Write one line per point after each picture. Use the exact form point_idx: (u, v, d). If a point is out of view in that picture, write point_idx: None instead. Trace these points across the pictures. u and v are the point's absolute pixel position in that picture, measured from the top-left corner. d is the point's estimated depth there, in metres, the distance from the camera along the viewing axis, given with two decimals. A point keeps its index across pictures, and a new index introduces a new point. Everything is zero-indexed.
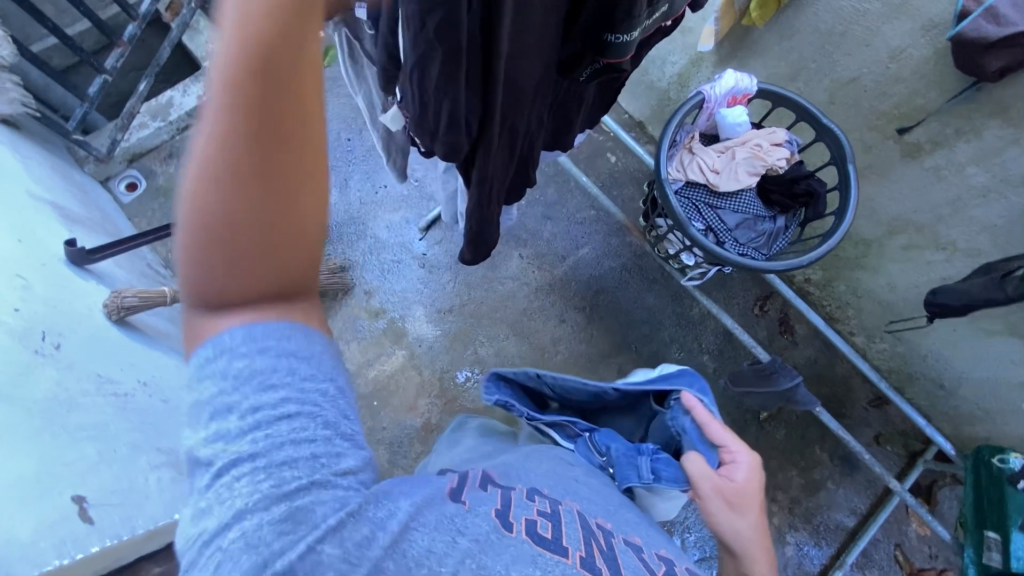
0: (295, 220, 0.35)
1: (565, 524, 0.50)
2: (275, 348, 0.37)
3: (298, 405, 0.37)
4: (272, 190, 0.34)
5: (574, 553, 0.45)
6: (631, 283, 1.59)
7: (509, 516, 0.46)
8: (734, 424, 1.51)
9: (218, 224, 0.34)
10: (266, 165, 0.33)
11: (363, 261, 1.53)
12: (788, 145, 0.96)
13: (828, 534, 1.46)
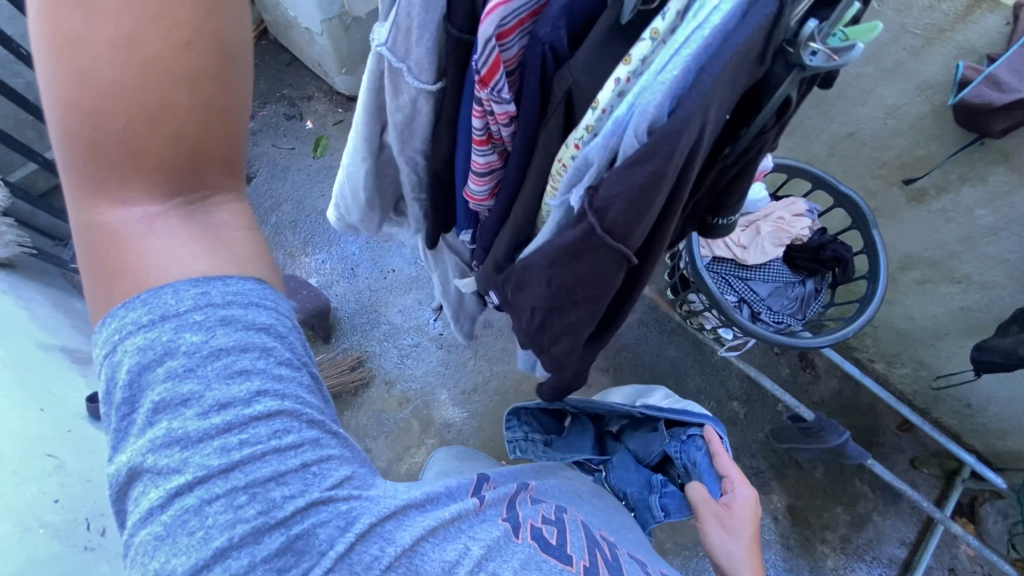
0: (192, 144, 0.36)
1: (568, 529, 0.60)
2: (239, 323, 0.38)
3: (273, 399, 0.38)
4: (175, 139, 0.35)
5: (578, 559, 0.54)
6: (650, 338, 1.58)
7: (521, 527, 0.55)
8: (773, 468, 1.50)
9: (90, 95, 0.33)
10: (158, 112, 0.34)
11: (380, 350, 1.49)
12: (810, 214, 0.99)
13: (883, 569, 1.45)
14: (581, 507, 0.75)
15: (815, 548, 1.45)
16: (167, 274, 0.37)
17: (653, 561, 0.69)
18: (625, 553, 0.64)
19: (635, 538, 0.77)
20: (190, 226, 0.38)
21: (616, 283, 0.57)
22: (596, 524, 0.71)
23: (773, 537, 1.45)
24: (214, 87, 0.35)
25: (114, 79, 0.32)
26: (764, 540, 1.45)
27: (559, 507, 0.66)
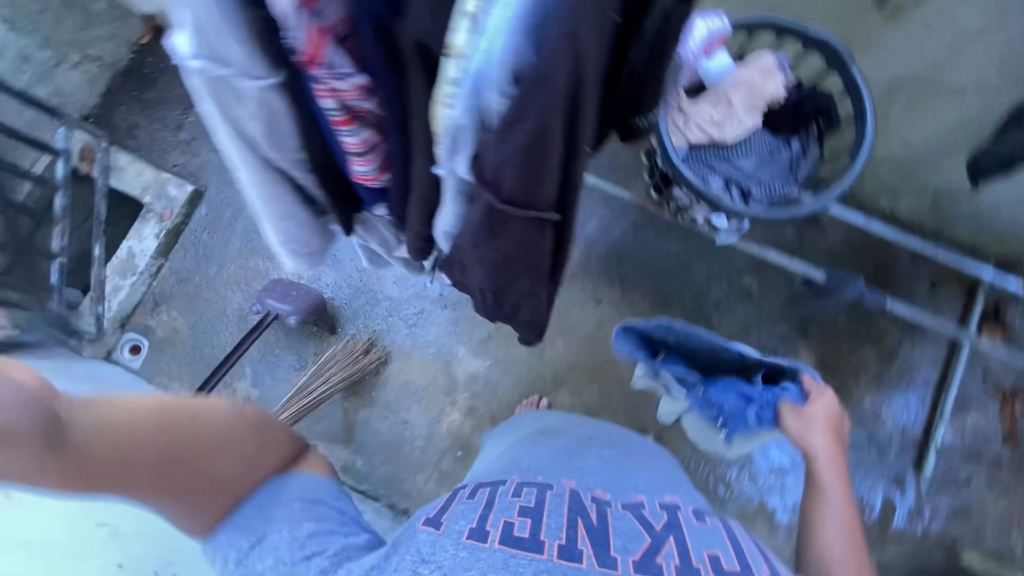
0: (194, 484, 0.68)
1: (548, 509, 0.68)
2: (246, 529, 0.72)
3: (279, 550, 0.70)
4: (185, 484, 0.67)
5: (553, 542, 0.62)
6: (649, 240, 1.54)
7: (485, 524, 0.66)
8: (796, 331, 1.52)
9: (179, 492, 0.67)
10: (173, 484, 0.66)
11: (387, 325, 1.48)
12: (782, 69, 0.88)
13: (919, 393, 1.49)
14: (584, 461, 0.82)
15: (849, 393, 1.50)
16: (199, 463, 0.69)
17: (641, 495, 0.76)
18: (616, 508, 0.71)
19: (640, 476, 0.81)
20: (222, 500, 0.72)
21: (545, 247, 0.62)
22: (593, 480, 0.77)
23: None
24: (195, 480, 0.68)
25: (168, 495, 0.66)
26: None
27: (539, 483, 0.74)
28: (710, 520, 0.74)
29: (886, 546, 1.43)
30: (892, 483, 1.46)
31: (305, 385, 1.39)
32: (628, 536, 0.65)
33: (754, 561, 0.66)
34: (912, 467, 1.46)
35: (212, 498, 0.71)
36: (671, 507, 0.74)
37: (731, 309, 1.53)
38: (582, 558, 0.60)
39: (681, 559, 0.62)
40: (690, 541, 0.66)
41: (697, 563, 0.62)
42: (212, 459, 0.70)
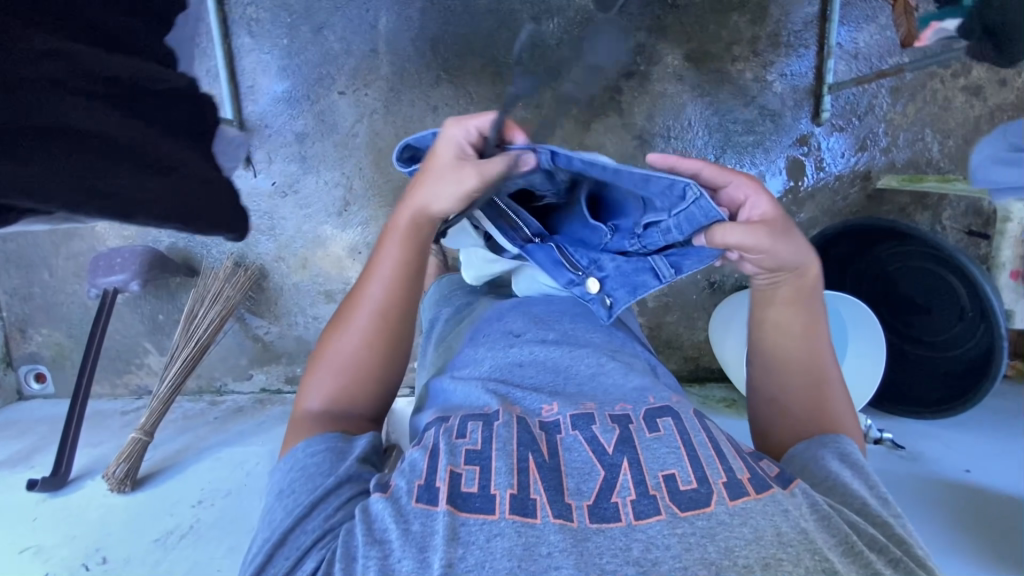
0: (376, 356, 0.72)
1: (497, 448, 0.57)
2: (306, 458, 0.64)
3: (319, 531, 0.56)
4: (383, 343, 0.72)
5: (504, 494, 0.53)
6: (453, 7, 1.27)
7: (435, 476, 0.56)
8: (652, 33, 1.31)
9: (357, 350, 0.72)
10: (383, 334, 0.72)
11: (245, 241, 1.37)
12: None
13: (803, 38, 1.33)
14: (519, 376, 0.69)
15: (730, 74, 1.34)
16: (371, 359, 0.72)
17: (589, 403, 0.63)
18: (567, 435, 0.59)
19: (584, 370, 0.68)
20: (357, 387, 0.72)
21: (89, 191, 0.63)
22: (536, 397, 0.65)
23: (686, 97, 1.35)
24: (395, 339, 0.73)
25: (360, 347, 0.72)
26: (681, 105, 1.36)
27: (481, 414, 0.62)
28: (661, 420, 0.60)
29: (805, 208, 1.42)
30: (797, 145, 1.39)
31: (190, 313, 1.29)
32: (583, 474, 0.55)
33: (707, 461, 0.55)
34: (810, 120, 1.38)
35: (374, 353, 0.72)
36: (622, 418, 0.60)
37: (576, 43, 1.31)
38: (537, 513, 0.51)
39: (637, 491, 0.53)
40: (645, 460, 0.56)
41: (653, 489, 0.53)
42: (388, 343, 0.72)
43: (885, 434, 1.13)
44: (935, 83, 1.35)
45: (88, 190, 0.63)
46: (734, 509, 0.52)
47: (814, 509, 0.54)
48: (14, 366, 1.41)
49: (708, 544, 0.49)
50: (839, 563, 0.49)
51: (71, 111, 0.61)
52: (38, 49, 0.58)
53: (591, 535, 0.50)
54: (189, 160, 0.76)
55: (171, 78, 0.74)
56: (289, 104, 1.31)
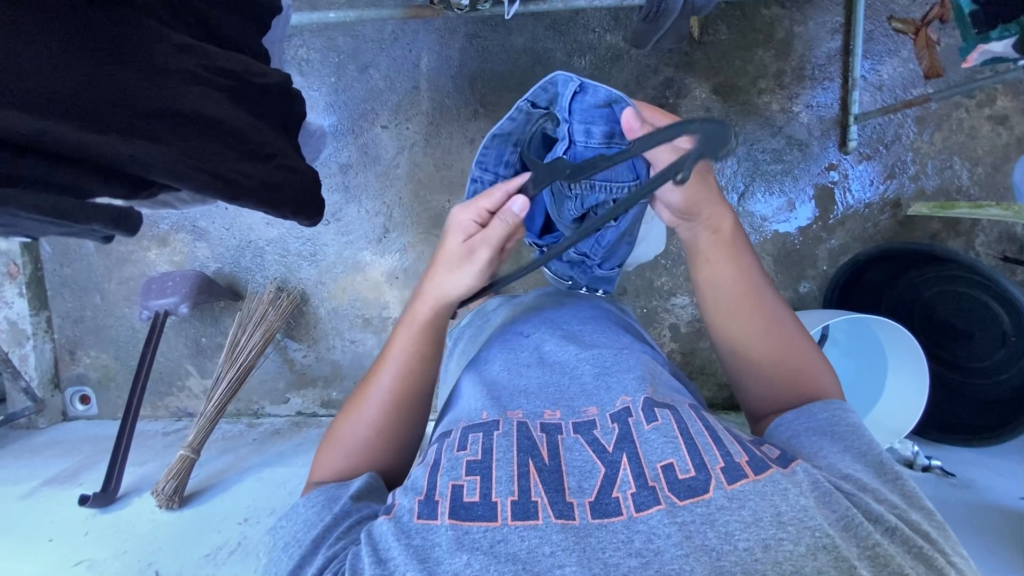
0: (390, 430, 0.74)
1: (497, 458, 0.60)
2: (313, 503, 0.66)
3: (329, 554, 0.59)
4: (395, 420, 0.74)
5: (505, 502, 0.56)
6: (491, 47, 1.35)
7: (436, 491, 0.58)
8: (680, 68, 1.37)
9: (370, 427, 0.73)
10: (397, 412, 0.74)
11: (288, 267, 1.42)
12: None
13: (827, 71, 1.38)
14: (522, 376, 0.72)
15: (756, 105, 1.39)
16: (378, 432, 0.73)
17: (592, 409, 0.65)
18: (568, 436, 0.62)
19: (588, 371, 0.69)
20: (369, 460, 0.73)
21: (211, 169, 0.69)
22: (538, 401, 0.67)
23: None
24: (408, 416, 0.75)
25: (371, 421, 0.73)
26: None
27: (481, 424, 0.65)
28: (658, 410, 0.61)
29: (835, 234, 1.44)
30: (824, 173, 1.42)
31: (234, 338, 1.33)
32: (584, 473, 0.58)
33: (704, 449, 0.57)
34: (837, 149, 1.41)
35: (388, 425, 0.74)
36: (622, 415, 0.62)
37: (608, 79, 1.37)
38: (538, 514, 0.54)
39: (637, 484, 0.55)
40: (643, 453, 0.58)
41: (651, 481, 0.55)
42: (405, 413, 0.75)
43: (935, 461, 1.13)
44: (961, 112, 1.38)
45: (212, 175, 0.69)
46: (733, 492, 0.53)
47: (816, 487, 0.54)
48: (61, 387, 1.45)
49: (707, 530, 0.51)
50: (839, 541, 0.50)
51: (182, 95, 0.66)
52: (173, 46, 0.66)
53: (593, 531, 0.53)
54: (284, 150, 0.80)
55: (268, 73, 0.77)
56: (335, 138, 1.38)
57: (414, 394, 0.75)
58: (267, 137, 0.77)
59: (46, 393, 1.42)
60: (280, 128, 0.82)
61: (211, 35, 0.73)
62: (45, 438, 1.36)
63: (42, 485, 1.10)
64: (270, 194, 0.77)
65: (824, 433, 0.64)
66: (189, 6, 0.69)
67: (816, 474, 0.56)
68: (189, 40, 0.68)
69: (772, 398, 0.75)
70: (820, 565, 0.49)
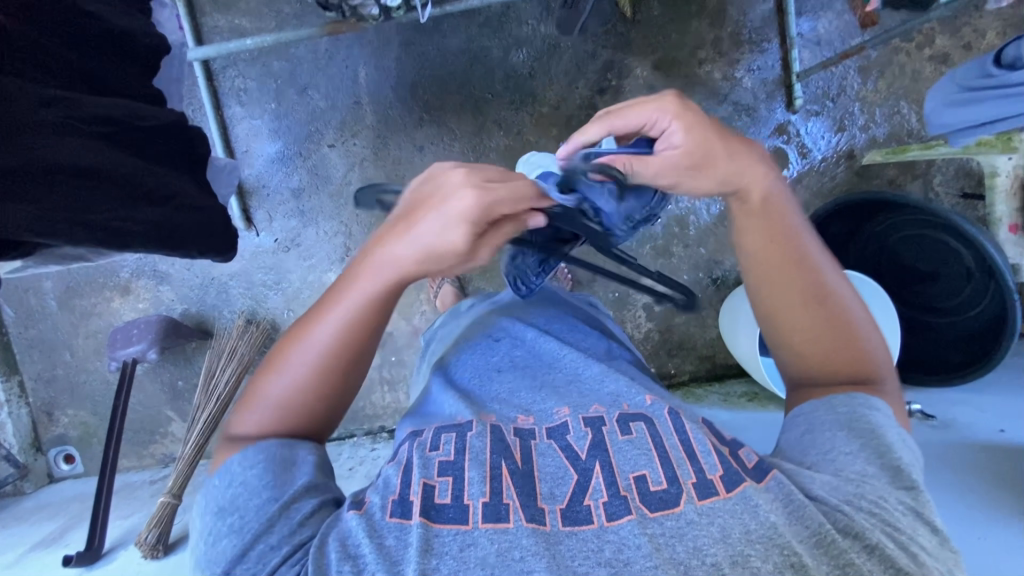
0: (322, 386, 0.62)
1: (470, 458, 0.56)
2: (248, 461, 0.57)
3: (294, 543, 0.53)
4: (329, 374, 0.62)
5: (477, 504, 0.52)
6: (427, 52, 1.34)
7: (409, 490, 0.54)
8: (618, 48, 1.37)
9: (298, 379, 0.61)
10: (330, 366, 0.62)
11: (255, 299, 1.41)
12: None
13: (764, 33, 1.38)
14: (493, 381, 0.68)
15: (699, 76, 1.39)
16: (306, 386, 0.61)
17: (563, 408, 0.61)
18: (542, 440, 0.58)
19: (561, 377, 0.67)
20: (294, 415, 0.61)
21: (99, 218, 0.68)
22: (511, 406, 0.64)
23: None
24: (345, 371, 0.63)
25: (299, 372, 0.61)
26: None
27: (456, 423, 0.60)
28: (634, 423, 0.58)
29: (795, 193, 1.44)
30: (776, 134, 1.42)
31: (209, 376, 1.32)
32: (556, 479, 0.54)
33: (678, 461, 0.54)
34: (784, 108, 1.41)
35: (318, 390, 0.62)
36: (595, 421, 0.59)
37: (547, 69, 1.36)
38: (510, 517, 0.50)
39: (609, 493, 0.52)
40: (617, 463, 0.54)
41: (624, 490, 0.52)
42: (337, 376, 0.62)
43: (913, 406, 1.12)
44: (901, 56, 1.38)
45: (96, 229, 0.68)
46: (703, 508, 0.50)
47: (788, 501, 0.51)
48: (43, 450, 1.44)
49: (676, 544, 0.48)
50: (808, 559, 0.47)
51: (49, 142, 0.64)
52: (37, 97, 0.64)
53: (563, 538, 0.49)
54: (182, 189, 0.80)
55: (156, 113, 0.77)
56: (283, 163, 1.37)
57: (355, 349, 0.63)
58: (163, 176, 0.77)
59: (29, 457, 1.41)
60: (180, 169, 0.82)
61: (88, 78, 0.71)
62: (32, 502, 1.35)
63: (29, 550, 1.09)
64: (178, 237, 0.79)
65: (842, 426, 0.60)
66: (54, 55, 0.67)
67: (788, 485, 0.53)
68: (57, 91, 0.66)
69: (808, 372, 0.68)
70: None
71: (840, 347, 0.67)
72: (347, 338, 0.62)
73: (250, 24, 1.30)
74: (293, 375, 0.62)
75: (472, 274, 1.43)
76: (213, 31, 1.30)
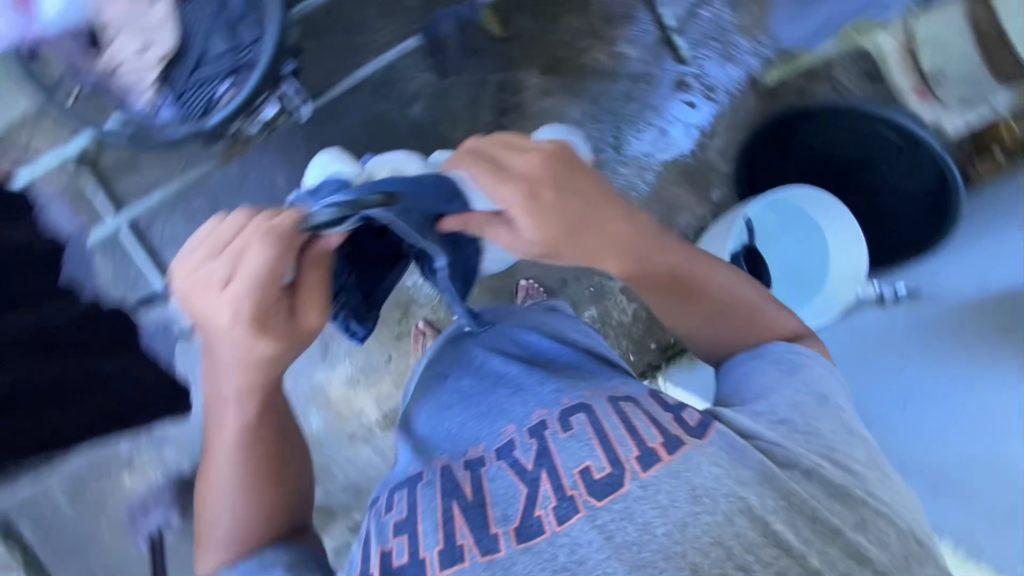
0: (247, 484, 0.73)
1: (421, 510, 0.56)
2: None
3: None
4: (251, 475, 0.74)
5: (433, 554, 0.52)
6: (332, 137, 1.37)
7: (369, 565, 0.56)
8: (505, 69, 1.41)
9: (226, 495, 0.73)
10: (251, 465, 0.74)
11: None
12: None
13: (631, 4, 1.43)
14: (445, 420, 0.68)
15: (587, 64, 1.44)
16: (233, 495, 0.73)
17: (509, 427, 0.60)
18: (490, 465, 0.56)
19: (504, 394, 0.66)
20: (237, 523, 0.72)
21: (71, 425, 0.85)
22: (461, 442, 0.63)
23: (561, 103, 1.44)
24: (263, 461, 0.74)
25: (226, 487, 0.73)
26: (560, 110, 1.44)
27: (407, 480, 0.62)
28: (574, 416, 0.56)
29: (717, 135, 1.47)
30: (678, 89, 1.46)
31: None
32: (507, 499, 0.53)
33: (618, 441, 0.52)
34: (676, 63, 1.45)
35: (247, 500, 0.73)
36: (538, 429, 0.57)
37: (447, 112, 1.40)
38: (464, 557, 0.50)
39: (557, 497, 0.50)
40: (561, 463, 0.52)
41: (570, 489, 0.50)
42: (259, 475, 0.74)
43: (901, 290, 1.14)
44: None
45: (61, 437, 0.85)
46: (647, 479, 0.49)
47: (731, 447, 0.52)
48: None
49: (627, 526, 0.47)
50: (756, 500, 0.48)
51: None
52: None
53: (518, 557, 0.49)
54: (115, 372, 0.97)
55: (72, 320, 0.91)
56: None
57: (263, 440, 0.74)
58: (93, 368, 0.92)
59: None
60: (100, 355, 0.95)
61: None
62: None
63: None
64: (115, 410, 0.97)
65: (784, 370, 0.66)
66: None
67: (731, 433, 0.53)
68: None
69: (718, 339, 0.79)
70: (739, 529, 0.46)
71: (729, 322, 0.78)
72: (249, 444, 0.73)
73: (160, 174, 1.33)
74: (221, 497, 0.73)
75: (451, 323, 1.43)
76: (129, 196, 1.32)
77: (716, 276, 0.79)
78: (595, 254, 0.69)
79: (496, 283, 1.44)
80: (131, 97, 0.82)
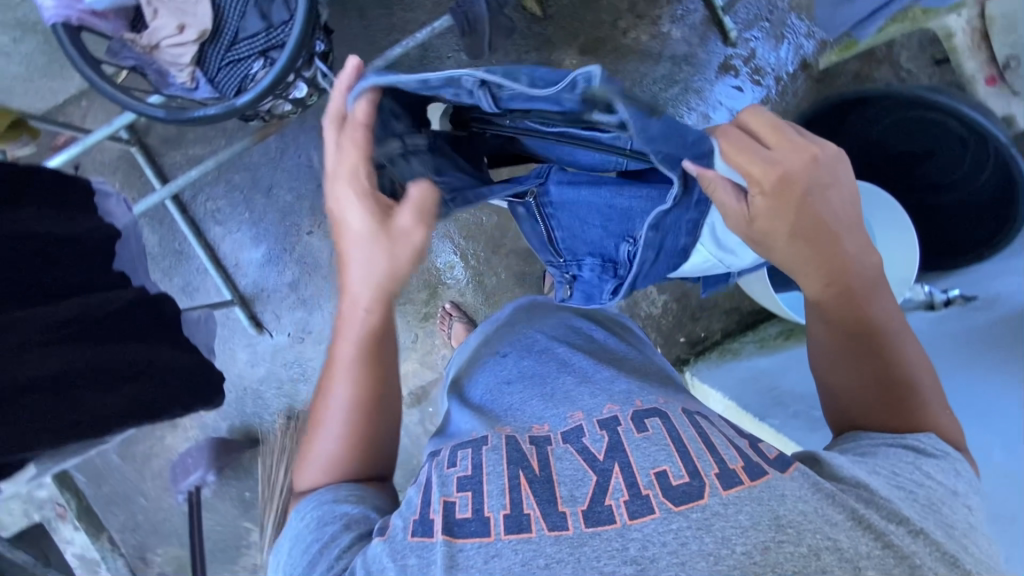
0: (354, 421, 0.68)
1: (487, 472, 0.55)
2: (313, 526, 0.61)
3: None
4: (360, 402, 0.68)
5: (498, 516, 0.51)
6: None
7: (429, 508, 0.54)
8: (542, 49, 1.38)
9: (333, 430, 0.67)
10: (362, 392, 0.68)
11: (289, 395, 1.47)
12: None
13: None
14: (504, 395, 0.68)
15: (628, 45, 1.39)
16: (337, 426, 0.67)
17: (576, 413, 0.60)
18: (557, 446, 0.56)
19: (572, 381, 0.66)
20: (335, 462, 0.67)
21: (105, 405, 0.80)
22: (526, 416, 0.63)
23: None
24: (370, 390, 0.68)
25: (335, 416, 0.67)
26: None
27: (471, 441, 0.60)
28: (649, 420, 0.56)
29: None
30: (723, 72, 1.39)
31: (270, 476, 1.41)
32: (576, 480, 0.52)
33: (697, 454, 0.51)
34: (722, 44, 1.38)
35: (352, 434, 0.67)
36: (610, 422, 0.57)
37: None
38: (531, 526, 0.49)
39: (630, 492, 0.49)
40: (634, 460, 0.52)
41: (644, 488, 0.49)
42: (367, 409, 0.68)
43: (953, 293, 1.09)
44: None
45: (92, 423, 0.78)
46: (728, 498, 0.47)
47: (816, 484, 0.49)
48: None
49: (702, 536, 0.45)
50: (846, 544, 0.45)
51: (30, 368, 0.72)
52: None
53: (587, 539, 0.47)
54: (159, 355, 0.89)
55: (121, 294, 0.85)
56: (273, 264, 1.43)
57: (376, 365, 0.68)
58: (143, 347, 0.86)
59: None
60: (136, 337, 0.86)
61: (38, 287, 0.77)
62: None
63: None
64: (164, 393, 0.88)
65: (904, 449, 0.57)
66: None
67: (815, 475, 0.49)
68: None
69: (861, 402, 0.66)
70: (825, 564, 0.44)
71: (887, 390, 0.65)
72: (362, 366, 0.67)
73: (203, 150, 1.37)
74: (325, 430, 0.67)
75: (478, 305, 1.44)
76: (175, 170, 1.37)
77: (913, 351, 0.66)
78: (795, 256, 0.62)
79: (524, 267, 1.43)
80: (171, 77, 0.88)
